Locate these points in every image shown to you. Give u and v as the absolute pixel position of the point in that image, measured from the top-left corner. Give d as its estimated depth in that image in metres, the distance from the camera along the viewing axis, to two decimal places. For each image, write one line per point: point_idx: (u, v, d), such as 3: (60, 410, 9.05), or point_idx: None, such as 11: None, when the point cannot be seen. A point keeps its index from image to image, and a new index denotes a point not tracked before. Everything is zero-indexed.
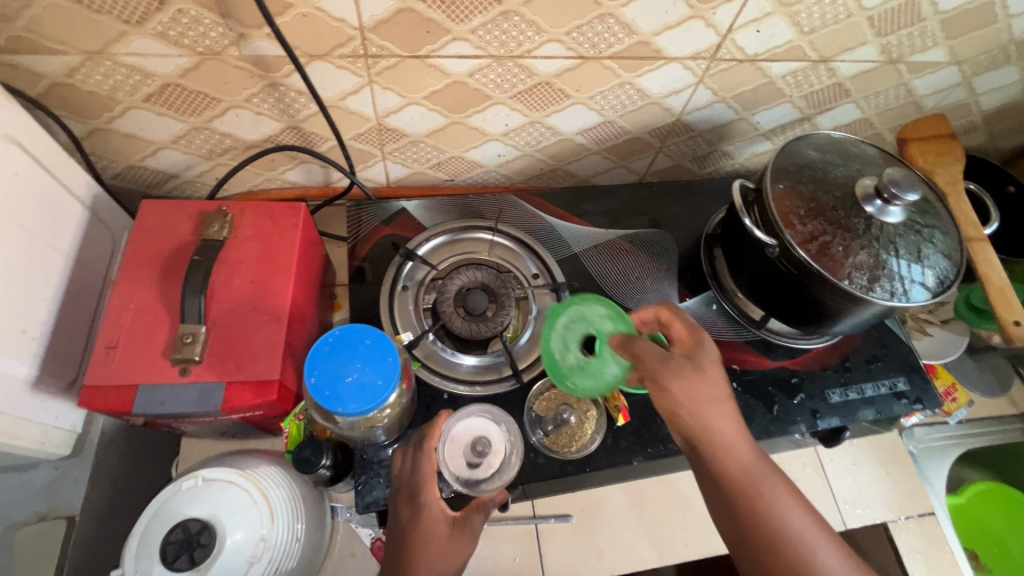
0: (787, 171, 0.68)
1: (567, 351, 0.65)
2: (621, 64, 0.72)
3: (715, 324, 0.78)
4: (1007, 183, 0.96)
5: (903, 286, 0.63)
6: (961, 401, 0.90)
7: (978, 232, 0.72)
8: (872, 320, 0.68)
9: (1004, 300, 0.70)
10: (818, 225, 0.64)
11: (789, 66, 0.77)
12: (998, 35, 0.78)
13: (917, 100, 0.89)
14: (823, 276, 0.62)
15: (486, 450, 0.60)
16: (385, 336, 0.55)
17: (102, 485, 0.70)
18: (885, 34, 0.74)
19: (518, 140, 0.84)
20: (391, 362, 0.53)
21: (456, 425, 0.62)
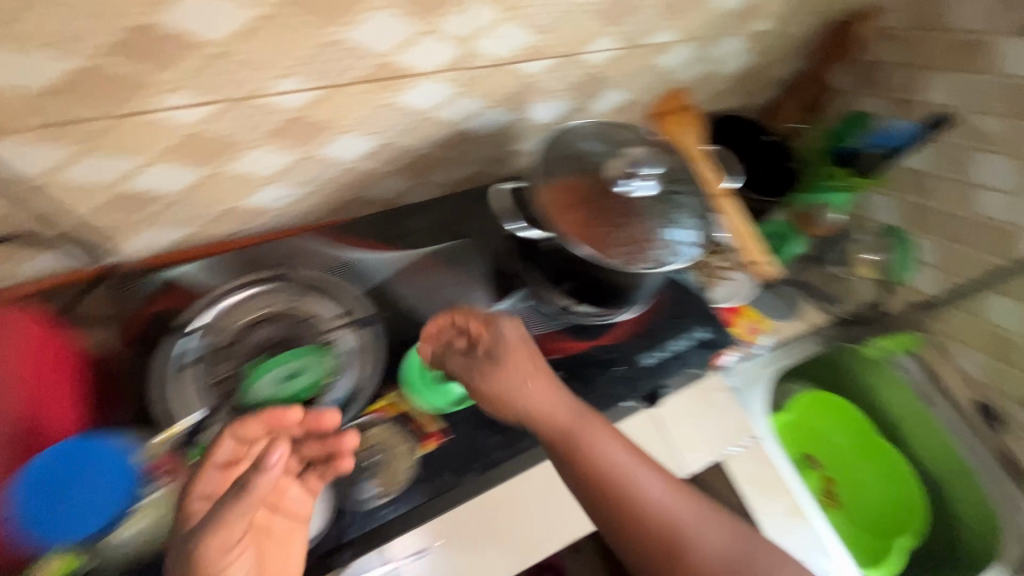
0: (556, 167, 0.72)
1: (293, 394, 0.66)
2: (372, 88, 0.71)
3: (533, 320, 0.80)
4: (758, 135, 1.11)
5: (662, 252, 0.68)
6: (764, 331, 1.03)
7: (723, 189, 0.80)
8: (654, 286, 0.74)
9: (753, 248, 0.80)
10: (589, 212, 0.69)
11: (541, 64, 0.81)
12: (710, 12, 0.88)
13: (668, 76, 0.98)
14: (590, 258, 0.65)
15: None
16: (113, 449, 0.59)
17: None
18: (613, 24, 0.80)
19: (296, 178, 0.80)
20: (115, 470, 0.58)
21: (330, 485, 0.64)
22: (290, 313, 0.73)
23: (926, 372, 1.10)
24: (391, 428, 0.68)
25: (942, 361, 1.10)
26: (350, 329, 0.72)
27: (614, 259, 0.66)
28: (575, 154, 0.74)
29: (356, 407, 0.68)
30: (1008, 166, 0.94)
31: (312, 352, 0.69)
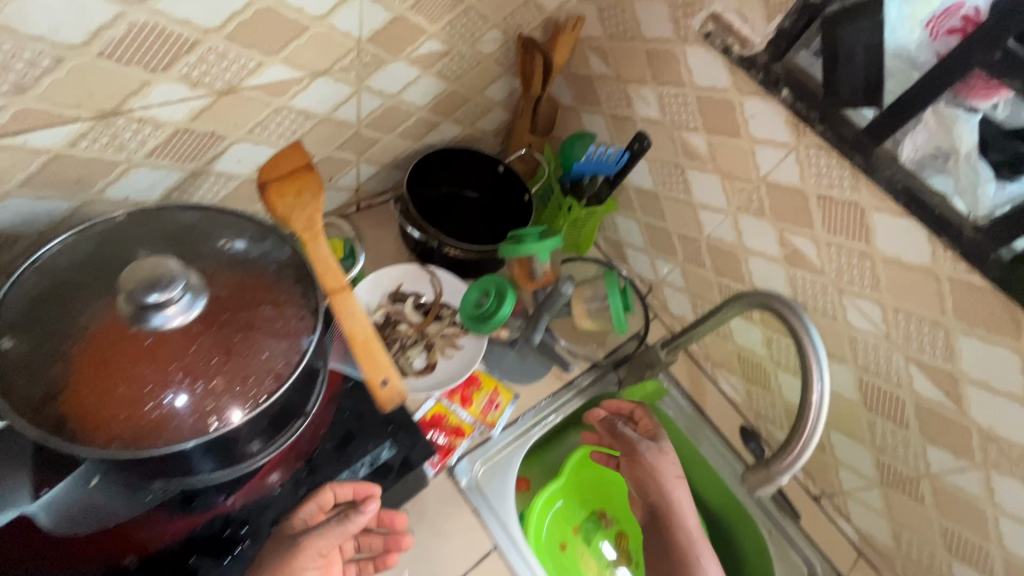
0: (48, 318, 0.50)
1: None
2: None
3: (108, 507, 0.56)
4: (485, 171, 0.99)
5: (213, 407, 0.50)
6: (505, 403, 0.88)
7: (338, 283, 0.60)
8: (238, 434, 0.55)
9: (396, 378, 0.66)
10: (105, 379, 0.48)
11: (61, 133, 0.56)
12: (335, 39, 0.68)
13: (325, 118, 0.77)
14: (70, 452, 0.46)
15: None
16: None
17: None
18: (163, 67, 0.57)
19: None
20: None
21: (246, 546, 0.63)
22: None
23: (695, 404, 1.00)
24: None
25: (709, 387, 1.02)
26: None
27: (162, 440, 0.48)
28: (79, 279, 0.52)
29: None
30: (717, 185, 0.85)
31: None
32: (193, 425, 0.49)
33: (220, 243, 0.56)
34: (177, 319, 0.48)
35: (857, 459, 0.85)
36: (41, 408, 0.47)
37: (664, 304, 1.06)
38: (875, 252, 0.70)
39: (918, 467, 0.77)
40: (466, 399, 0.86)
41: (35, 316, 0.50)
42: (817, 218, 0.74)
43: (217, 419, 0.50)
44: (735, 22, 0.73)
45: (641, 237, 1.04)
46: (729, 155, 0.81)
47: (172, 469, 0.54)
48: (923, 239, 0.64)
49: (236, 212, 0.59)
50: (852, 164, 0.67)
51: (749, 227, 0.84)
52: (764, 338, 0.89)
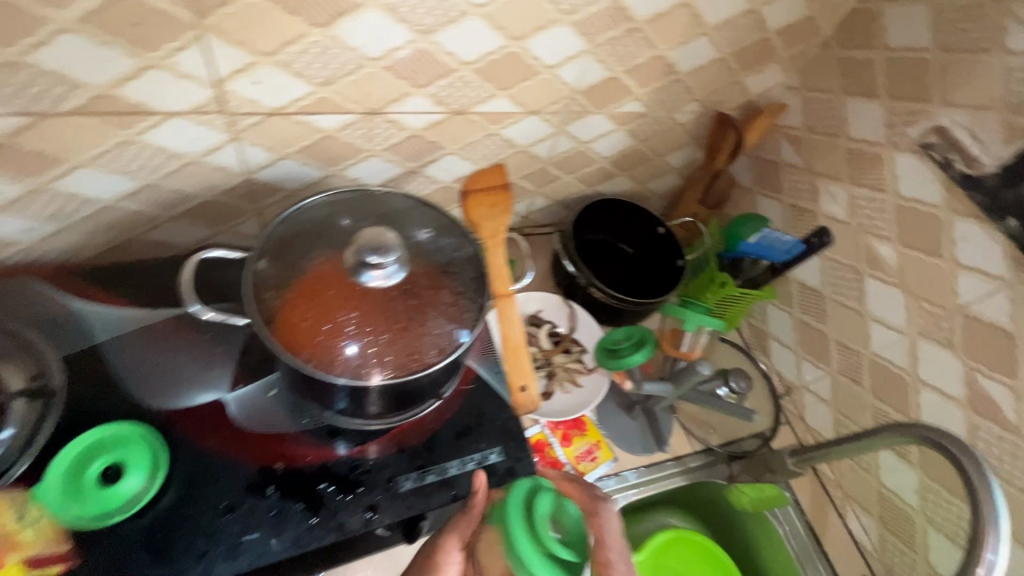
0: (285, 249, 0.60)
1: None
2: (101, 121, 0.61)
3: (273, 416, 0.66)
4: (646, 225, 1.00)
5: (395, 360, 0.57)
6: (602, 460, 0.86)
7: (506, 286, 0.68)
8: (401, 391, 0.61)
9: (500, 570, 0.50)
10: (312, 310, 0.57)
11: (338, 120, 0.71)
12: (555, 85, 0.77)
13: (523, 150, 0.87)
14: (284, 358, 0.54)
15: None
16: None
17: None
18: (423, 85, 0.70)
19: (36, 212, 0.69)
20: None
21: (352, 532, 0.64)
22: None
23: (813, 532, 0.89)
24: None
25: (833, 520, 0.91)
26: (26, 403, 0.59)
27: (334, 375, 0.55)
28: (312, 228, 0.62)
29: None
30: (900, 301, 0.79)
31: None
32: (354, 375, 0.56)
33: (426, 232, 0.64)
34: (377, 280, 0.57)
35: None
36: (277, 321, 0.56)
37: (800, 411, 0.98)
38: None
39: None
40: (566, 438, 0.87)
41: (275, 245, 0.60)
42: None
43: (393, 371, 0.57)
44: (963, 140, 0.69)
45: (791, 333, 0.98)
46: (922, 274, 0.75)
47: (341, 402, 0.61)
48: None
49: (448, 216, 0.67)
50: None
51: (928, 357, 0.75)
52: (918, 485, 0.78)
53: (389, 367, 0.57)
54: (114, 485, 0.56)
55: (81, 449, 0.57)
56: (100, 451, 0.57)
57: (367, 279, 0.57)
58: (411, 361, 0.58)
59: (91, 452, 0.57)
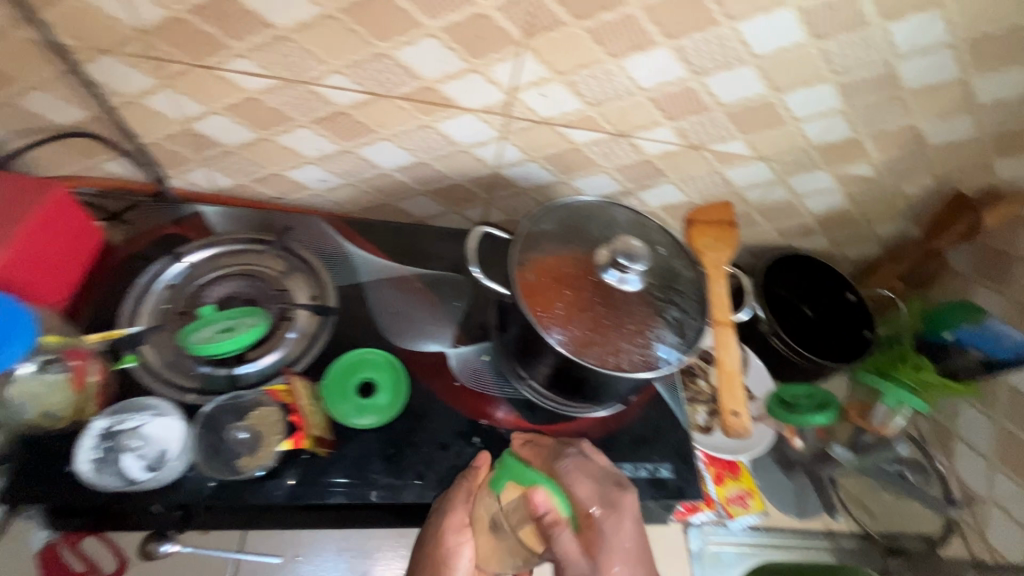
0: (551, 228, 0.68)
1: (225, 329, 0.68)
2: (415, 107, 0.75)
3: (483, 377, 0.75)
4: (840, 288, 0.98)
5: (622, 351, 0.62)
6: (752, 509, 0.84)
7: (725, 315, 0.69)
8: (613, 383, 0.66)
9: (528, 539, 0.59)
10: (556, 283, 0.64)
11: (590, 136, 0.80)
12: (795, 137, 0.80)
13: (737, 192, 0.90)
14: (534, 326, 0.61)
15: (129, 443, 0.60)
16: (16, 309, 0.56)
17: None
18: (675, 118, 0.77)
19: (335, 168, 0.86)
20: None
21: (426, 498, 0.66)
22: (257, 276, 0.76)
23: None
24: (271, 413, 0.66)
25: None
26: (309, 313, 0.74)
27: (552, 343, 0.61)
28: (575, 219, 0.70)
29: (278, 381, 0.69)
30: None
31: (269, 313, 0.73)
32: (585, 355, 0.61)
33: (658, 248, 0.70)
34: (613, 281, 0.64)
35: None
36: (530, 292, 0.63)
37: None
38: None
39: None
40: (718, 477, 0.86)
41: (544, 222, 0.68)
42: None
43: (618, 361, 0.62)
44: None
45: (988, 442, 0.89)
46: None
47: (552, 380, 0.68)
48: None
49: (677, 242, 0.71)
50: None
51: None
52: None
53: (616, 355, 0.62)
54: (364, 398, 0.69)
55: (347, 360, 0.71)
56: (360, 366, 0.71)
57: (609, 278, 0.64)
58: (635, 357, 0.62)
59: (352, 365, 0.71)
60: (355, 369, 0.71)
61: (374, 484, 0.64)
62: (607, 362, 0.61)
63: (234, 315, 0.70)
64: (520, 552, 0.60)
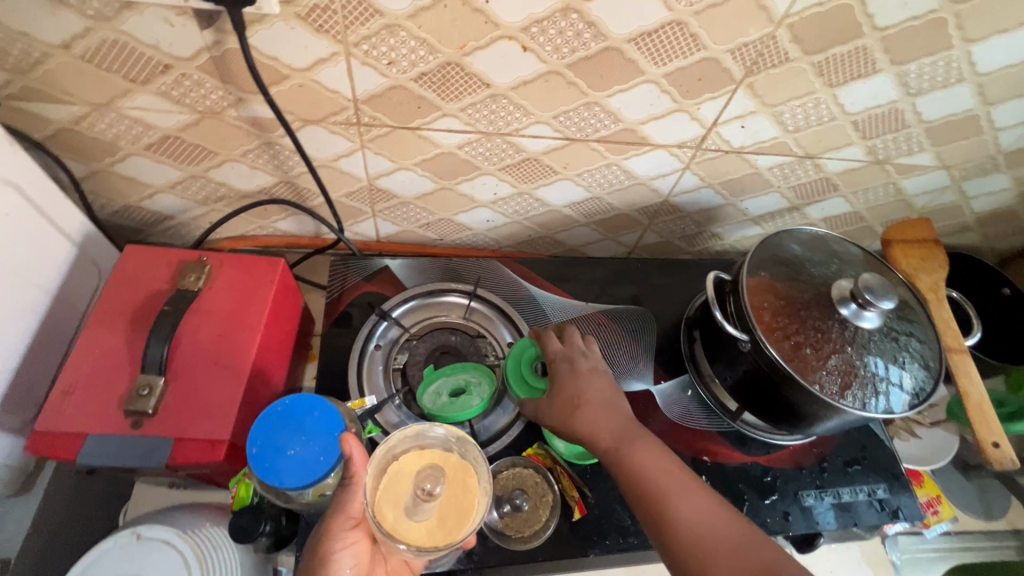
0: (772, 265, 0.69)
1: (458, 392, 0.69)
2: (608, 147, 0.74)
3: (695, 414, 0.78)
4: (1001, 285, 0.98)
5: (877, 390, 0.63)
6: (944, 516, 0.86)
7: (958, 343, 0.69)
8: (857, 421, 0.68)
9: (466, 501, 0.52)
10: (794, 321, 0.65)
11: (775, 160, 0.79)
12: (986, 146, 0.78)
13: (906, 199, 0.89)
14: (792, 376, 0.61)
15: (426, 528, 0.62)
16: (301, 395, 0.51)
17: (34, 544, 0.65)
18: (870, 137, 0.75)
19: (506, 209, 0.86)
20: (289, 454, 0.47)
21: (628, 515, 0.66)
22: (459, 328, 0.78)
23: None
24: (533, 474, 0.68)
25: None
26: None
27: (804, 384, 0.61)
28: (791, 253, 0.71)
29: (528, 445, 0.70)
30: None
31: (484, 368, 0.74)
32: (852, 402, 0.62)
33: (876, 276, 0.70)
34: (855, 318, 0.63)
35: None
36: (777, 341, 0.63)
37: None
38: None
39: None
40: None
41: (764, 262, 0.69)
42: None
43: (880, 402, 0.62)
44: None
45: None
46: None
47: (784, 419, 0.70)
48: None
49: (886, 265, 0.73)
50: None
51: None
52: None
53: (876, 398, 0.62)
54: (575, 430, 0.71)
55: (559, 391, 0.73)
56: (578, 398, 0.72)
57: (844, 311, 0.64)
58: (890, 396, 0.63)
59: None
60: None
61: (626, 532, 0.65)
62: (859, 399, 0.62)
63: (457, 373, 0.70)
64: (436, 536, 0.51)
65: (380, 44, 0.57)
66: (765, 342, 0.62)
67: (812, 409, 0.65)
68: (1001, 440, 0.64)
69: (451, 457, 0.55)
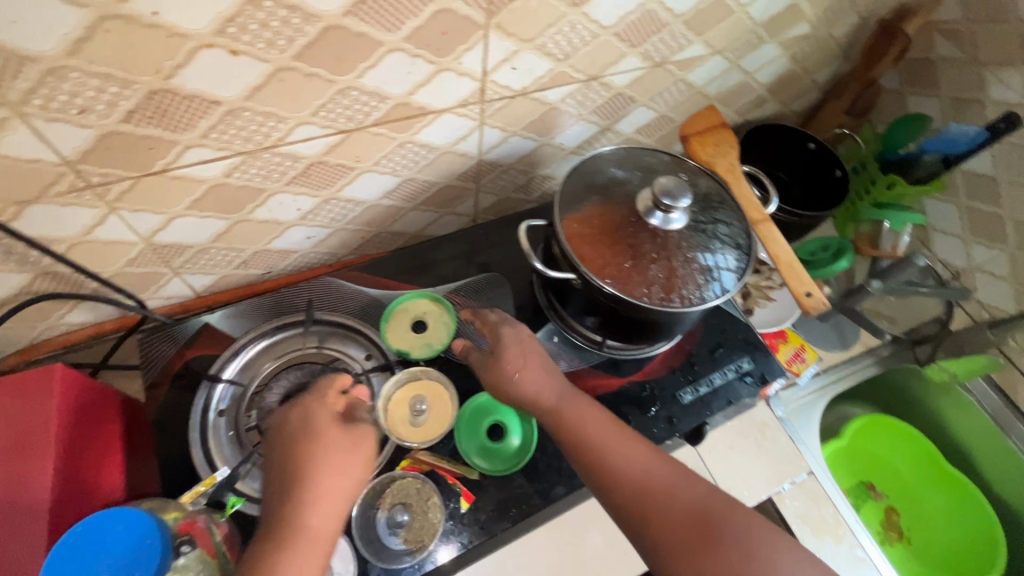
0: (583, 196, 0.69)
1: None
2: (391, 128, 0.70)
3: (565, 357, 0.78)
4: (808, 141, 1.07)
5: (700, 285, 0.65)
6: (810, 360, 0.95)
7: (761, 214, 0.74)
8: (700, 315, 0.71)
9: (444, 405, 0.69)
10: (613, 245, 0.66)
11: (563, 91, 0.78)
12: (742, 23, 0.82)
13: (699, 90, 0.93)
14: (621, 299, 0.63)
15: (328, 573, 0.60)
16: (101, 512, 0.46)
17: None
18: (638, 43, 0.76)
19: (320, 220, 0.80)
20: None
21: (523, 480, 0.67)
22: (302, 364, 0.72)
23: (1007, 398, 0.99)
24: (414, 482, 0.65)
25: None
26: (379, 374, 0.72)
27: (635, 301, 0.63)
28: (597, 178, 0.71)
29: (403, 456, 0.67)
30: None
31: None
32: (682, 303, 0.64)
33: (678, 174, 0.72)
34: (661, 223, 0.65)
35: None
36: (601, 269, 0.65)
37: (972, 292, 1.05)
38: None
39: None
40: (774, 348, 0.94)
41: (573, 195, 0.69)
42: None
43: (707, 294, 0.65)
44: None
45: (956, 223, 1.04)
46: None
47: (640, 336, 0.73)
48: None
49: (687, 160, 0.75)
50: None
51: None
52: None
53: (704, 291, 0.65)
54: (503, 440, 0.69)
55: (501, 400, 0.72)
56: (524, 415, 0.71)
57: (654, 221, 0.65)
58: (714, 285, 0.66)
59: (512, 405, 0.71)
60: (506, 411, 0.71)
61: (526, 496, 0.66)
62: (689, 294, 0.65)
63: None
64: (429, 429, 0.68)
65: (55, 93, 0.48)
66: (590, 275, 0.63)
67: (656, 319, 0.67)
68: (812, 288, 0.70)
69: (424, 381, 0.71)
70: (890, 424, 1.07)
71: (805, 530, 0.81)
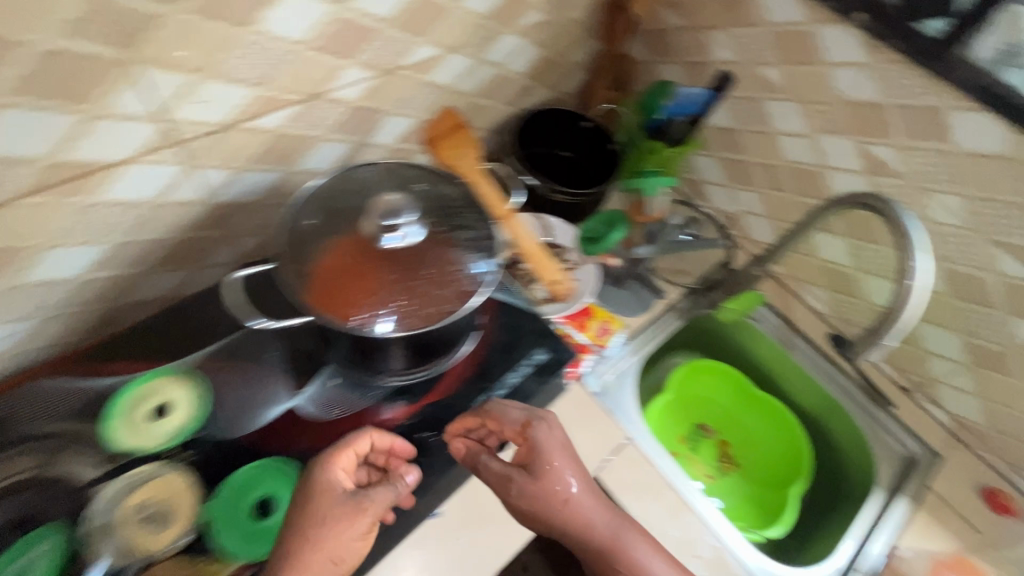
0: (311, 239, 0.65)
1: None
2: (56, 194, 0.58)
3: (346, 397, 0.71)
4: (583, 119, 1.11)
5: (447, 299, 0.65)
6: (616, 330, 1.00)
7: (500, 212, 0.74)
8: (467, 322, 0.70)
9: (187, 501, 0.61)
10: (355, 283, 0.64)
11: (282, 116, 0.72)
12: (464, 18, 0.80)
13: (452, 90, 0.91)
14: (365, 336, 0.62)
15: None
16: None
17: None
18: (351, 54, 0.72)
19: (14, 313, 0.66)
20: None
21: None
22: (32, 484, 0.60)
23: (785, 320, 1.11)
24: None
25: (796, 304, 1.12)
26: (108, 482, 0.61)
27: (395, 335, 0.63)
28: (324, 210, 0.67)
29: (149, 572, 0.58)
30: (796, 112, 0.94)
31: (61, 519, 0.59)
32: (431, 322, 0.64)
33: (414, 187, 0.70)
34: (401, 243, 0.65)
35: (946, 345, 0.93)
36: (341, 309, 0.63)
37: (746, 232, 1.16)
38: (956, 148, 0.78)
39: (1009, 341, 0.85)
40: (582, 325, 0.98)
41: (298, 240, 0.64)
42: (897, 127, 0.83)
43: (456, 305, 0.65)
44: None
45: (719, 173, 1.14)
46: (808, 81, 0.90)
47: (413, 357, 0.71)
48: (1002, 129, 0.73)
49: (423, 166, 0.73)
50: (930, 71, 0.76)
51: (829, 146, 0.92)
52: (847, 248, 0.99)
53: (450, 304, 0.65)
54: (270, 517, 0.62)
55: (270, 470, 0.65)
56: (293, 481, 0.64)
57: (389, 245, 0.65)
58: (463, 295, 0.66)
59: (282, 472, 0.65)
60: (278, 479, 0.64)
61: None
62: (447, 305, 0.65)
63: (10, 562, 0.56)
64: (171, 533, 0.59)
65: None
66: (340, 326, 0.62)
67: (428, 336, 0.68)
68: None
69: (164, 478, 0.62)
70: (709, 365, 1.16)
71: (631, 499, 0.84)
